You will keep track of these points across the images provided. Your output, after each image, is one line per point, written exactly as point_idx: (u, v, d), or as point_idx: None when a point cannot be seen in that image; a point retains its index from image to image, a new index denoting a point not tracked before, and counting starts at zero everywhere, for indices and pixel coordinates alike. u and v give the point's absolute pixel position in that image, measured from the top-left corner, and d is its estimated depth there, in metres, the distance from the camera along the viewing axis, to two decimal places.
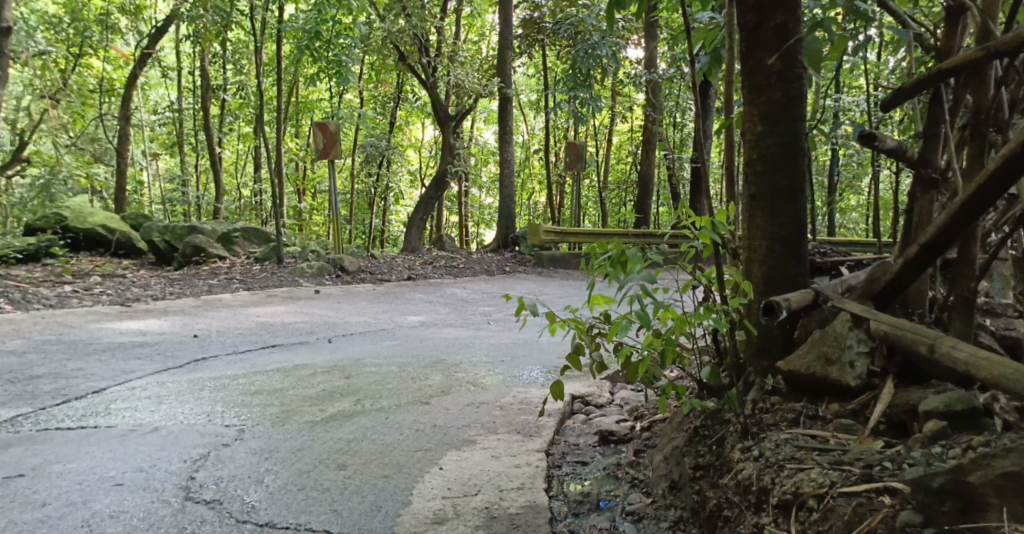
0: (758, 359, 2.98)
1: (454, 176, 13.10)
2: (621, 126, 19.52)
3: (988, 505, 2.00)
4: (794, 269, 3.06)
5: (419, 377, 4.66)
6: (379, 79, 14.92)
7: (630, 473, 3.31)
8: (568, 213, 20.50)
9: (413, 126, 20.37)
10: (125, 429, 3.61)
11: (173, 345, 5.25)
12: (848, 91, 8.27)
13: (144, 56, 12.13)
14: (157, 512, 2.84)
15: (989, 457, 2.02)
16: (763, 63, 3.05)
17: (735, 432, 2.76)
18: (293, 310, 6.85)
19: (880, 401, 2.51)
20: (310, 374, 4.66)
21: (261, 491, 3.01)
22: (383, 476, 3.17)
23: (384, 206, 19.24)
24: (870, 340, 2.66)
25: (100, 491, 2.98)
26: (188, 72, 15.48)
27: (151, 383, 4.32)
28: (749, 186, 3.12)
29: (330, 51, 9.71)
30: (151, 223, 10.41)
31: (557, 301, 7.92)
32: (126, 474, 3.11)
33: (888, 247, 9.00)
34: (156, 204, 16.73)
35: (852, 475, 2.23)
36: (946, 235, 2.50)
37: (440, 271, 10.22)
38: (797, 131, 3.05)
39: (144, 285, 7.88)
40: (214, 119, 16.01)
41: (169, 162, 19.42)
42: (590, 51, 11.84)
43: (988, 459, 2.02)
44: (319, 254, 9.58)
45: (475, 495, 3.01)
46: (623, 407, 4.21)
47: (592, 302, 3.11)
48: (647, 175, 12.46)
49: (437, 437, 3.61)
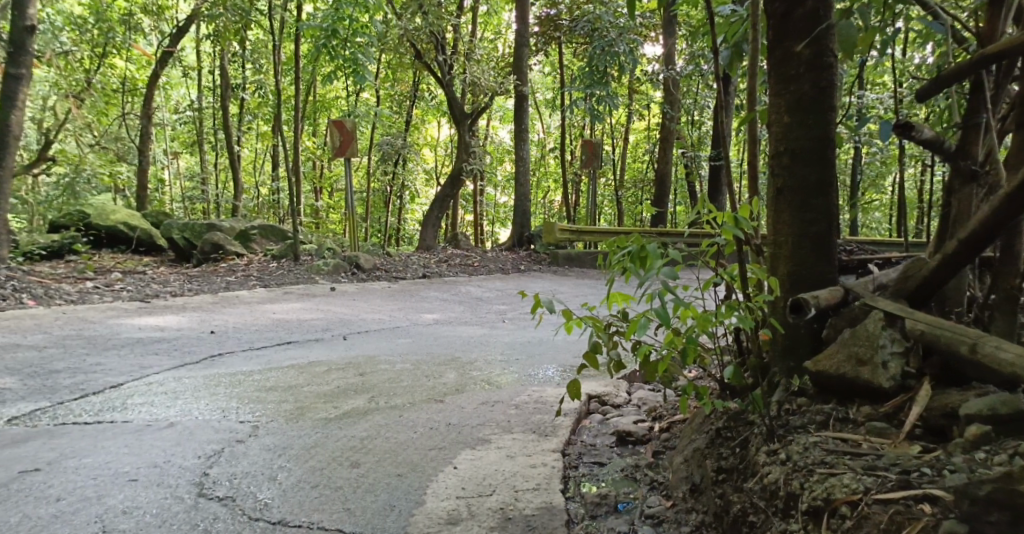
0: (784, 359, 2.88)
1: (469, 174, 13.00)
2: (637, 124, 19.38)
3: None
4: (823, 267, 2.95)
5: (434, 375, 4.58)
6: (395, 77, 14.89)
7: (649, 475, 3.22)
8: (583, 212, 20.38)
9: (429, 125, 20.33)
10: (140, 424, 3.55)
11: (189, 341, 5.20)
12: (870, 88, 8.14)
13: (166, 56, 12.08)
14: (171, 508, 2.77)
15: None
16: (793, 52, 2.95)
17: (761, 434, 2.66)
18: (309, 307, 6.80)
19: (916, 403, 2.40)
20: (324, 370, 4.60)
21: (274, 488, 2.94)
22: (397, 475, 3.09)
23: (399, 205, 19.21)
24: (904, 340, 2.57)
25: (115, 486, 2.92)
26: (207, 70, 15.47)
27: (168, 379, 4.27)
28: (776, 180, 3.02)
29: (347, 49, 9.64)
30: (171, 220, 10.35)
31: (573, 300, 7.83)
32: (141, 470, 3.05)
33: (910, 246, 8.81)
34: (176, 202, 16.77)
35: (889, 481, 2.13)
36: (989, 229, 2.43)
37: (455, 269, 10.14)
38: (827, 123, 2.94)
39: (163, 282, 7.85)
40: (232, 117, 16.04)
41: (189, 160, 19.47)
42: (606, 48, 11.64)
43: None
44: (335, 252, 9.54)
45: (490, 496, 2.92)
46: (641, 407, 4.11)
47: (610, 300, 3.00)
48: (664, 173, 12.32)
49: (451, 435, 3.53)
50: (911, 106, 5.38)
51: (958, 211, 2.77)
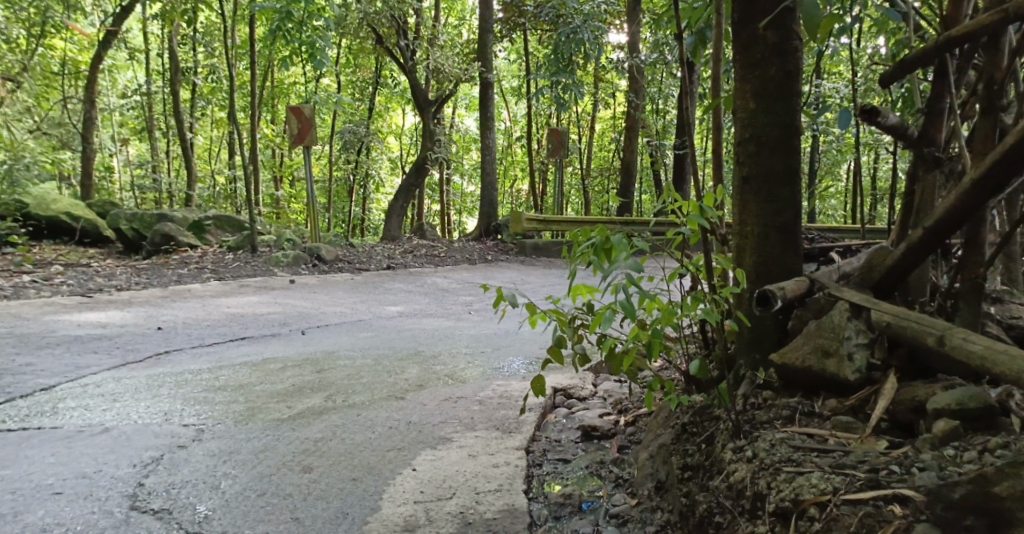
0: (750, 351, 2.82)
1: (434, 162, 12.81)
2: (603, 113, 19.37)
3: (1018, 519, 1.79)
4: (788, 258, 2.90)
5: (395, 370, 4.45)
6: (356, 64, 14.64)
7: (614, 472, 3.14)
8: (550, 201, 20.38)
9: (393, 113, 20.11)
10: (71, 431, 3.38)
11: (133, 339, 5.00)
12: (827, 77, 8.19)
13: (110, 37, 11.25)
14: (98, 524, 2.63)
15: (1018, 464, 1.83)
16: (756, 35, 2.87)
17: (726, 430, 2.59)
18: (265, 301, 6.61)
19: (882, 396, 2.34)
20: (279, 368, 4.44)
21: (216, 498, 2.81)
22: (352, 479, 2.97)
23: (363, 194, 18.97)
24: (869, 332, 2.51)
25: (35, 501, 2.76)
26: (156, 53, 14.98)
27: (106, 379, 4.08)
28: (741, 168, 2.94)
29: (304, 33, 9.33)
30: (118, 209, 10.06)
31: (540, 291, 7.74)
32: (67, 482, 2.89)
33: (870, 233, 8.91)
34: (126, 191, 16.25)
35: (857, 480, 2.06)
36: (953, 218, 2.38)
37: (420, 260, 10.01)
38: (792, 109, 2.87)
39: (109, 276, 7.57)
40: (184, 103, 15.59)
41: (140, 147, 18.92)
42: (571, 34, 11.44)
43: (1016, 467, 1.83)
44: (294, 243, 9.33)
45: (449, 499, 2.83)
46: (606, 400, 4.04)
47: (574, 292, 2.90)
48: (629, 160, 12.29)
49: (411, 435, 3.42)
50: (868, 94, 5.38)
51: (922, 200, 2.72)
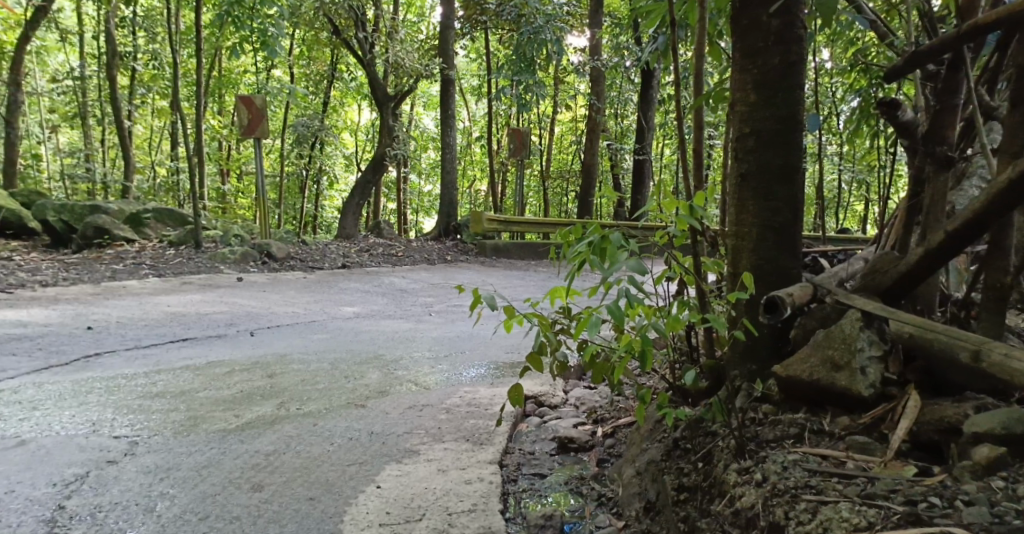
0: (744, 362, 2.61)
1: (392, 159, 12.48)
2: (563, 115, 19.24)
3: None
4: (787, 261, 2.70)
5: (355, 375, 4.15)
6: (310, 55, 14.23)
7: (595, 490, 2.91)
8: (508, 202, 20.13)
9: (349, 109, 19.68)
10: None
11: (59, 339, 4.60)
12: None
13: (37, 15, 10.56)
14: None
15: None
16: (759, 21, 2.68)
17: (727, 449, 2.37)
18: (210, 299, 6.22)
19: (903, 416, 2.16)
20: (226, 372, 4.10)
21: (150, 523, 2.49)
22: (309, 499, 2.68)
23: (316, 190, 18.56)
24: (883, 343, 2.32)
25: None
26: (92, 37, 14.28)
27: (26, 386, 3.70)
28: (738, 165, 2.74)
29: (256, 20, 8.80)
30: (45, 201, 9.49)
31: (504, 293, 7.49)
32: None
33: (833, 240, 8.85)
34: (56, 181, 15.47)
35: (893, 513, 1.86)
36: (983, 219, 2.19)
37: (377, 259, 9.67)
38: (795, 102, 2.67)
39: (34, 271, 7.07)
40: (122, 89, 14.88)
41: (73, 134, 18.06)
42: (533, 36, 11.16)
43: None
44: (242, 240, 8.91)
45: (419, 522, 2.56)
46: (580, 408, 3.81)
47: (554, 294, 2.65)
48: (590, 163, 12.10)
49: (374, 447, 3.13)
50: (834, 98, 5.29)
51: (933, 201, 2.56)
